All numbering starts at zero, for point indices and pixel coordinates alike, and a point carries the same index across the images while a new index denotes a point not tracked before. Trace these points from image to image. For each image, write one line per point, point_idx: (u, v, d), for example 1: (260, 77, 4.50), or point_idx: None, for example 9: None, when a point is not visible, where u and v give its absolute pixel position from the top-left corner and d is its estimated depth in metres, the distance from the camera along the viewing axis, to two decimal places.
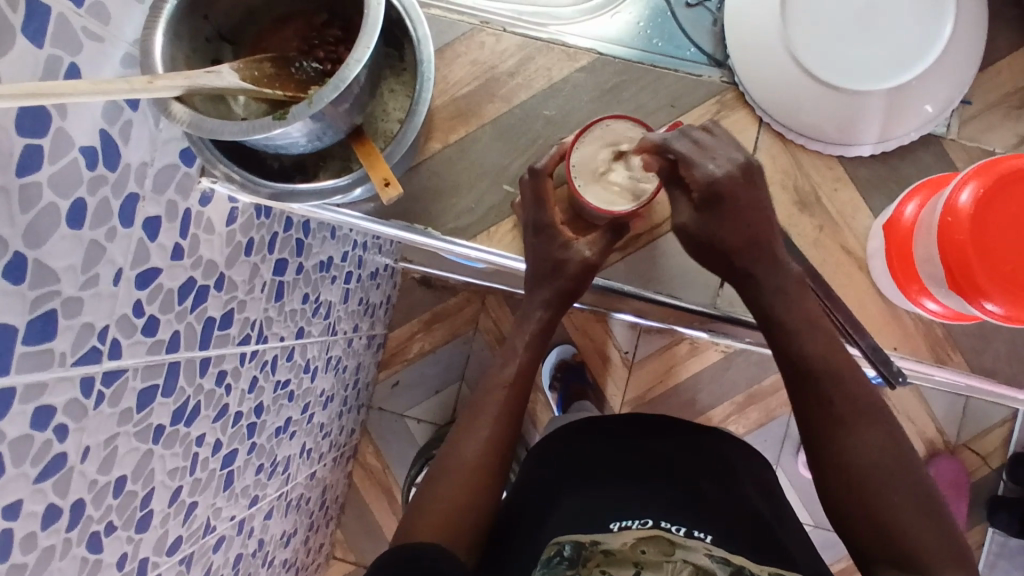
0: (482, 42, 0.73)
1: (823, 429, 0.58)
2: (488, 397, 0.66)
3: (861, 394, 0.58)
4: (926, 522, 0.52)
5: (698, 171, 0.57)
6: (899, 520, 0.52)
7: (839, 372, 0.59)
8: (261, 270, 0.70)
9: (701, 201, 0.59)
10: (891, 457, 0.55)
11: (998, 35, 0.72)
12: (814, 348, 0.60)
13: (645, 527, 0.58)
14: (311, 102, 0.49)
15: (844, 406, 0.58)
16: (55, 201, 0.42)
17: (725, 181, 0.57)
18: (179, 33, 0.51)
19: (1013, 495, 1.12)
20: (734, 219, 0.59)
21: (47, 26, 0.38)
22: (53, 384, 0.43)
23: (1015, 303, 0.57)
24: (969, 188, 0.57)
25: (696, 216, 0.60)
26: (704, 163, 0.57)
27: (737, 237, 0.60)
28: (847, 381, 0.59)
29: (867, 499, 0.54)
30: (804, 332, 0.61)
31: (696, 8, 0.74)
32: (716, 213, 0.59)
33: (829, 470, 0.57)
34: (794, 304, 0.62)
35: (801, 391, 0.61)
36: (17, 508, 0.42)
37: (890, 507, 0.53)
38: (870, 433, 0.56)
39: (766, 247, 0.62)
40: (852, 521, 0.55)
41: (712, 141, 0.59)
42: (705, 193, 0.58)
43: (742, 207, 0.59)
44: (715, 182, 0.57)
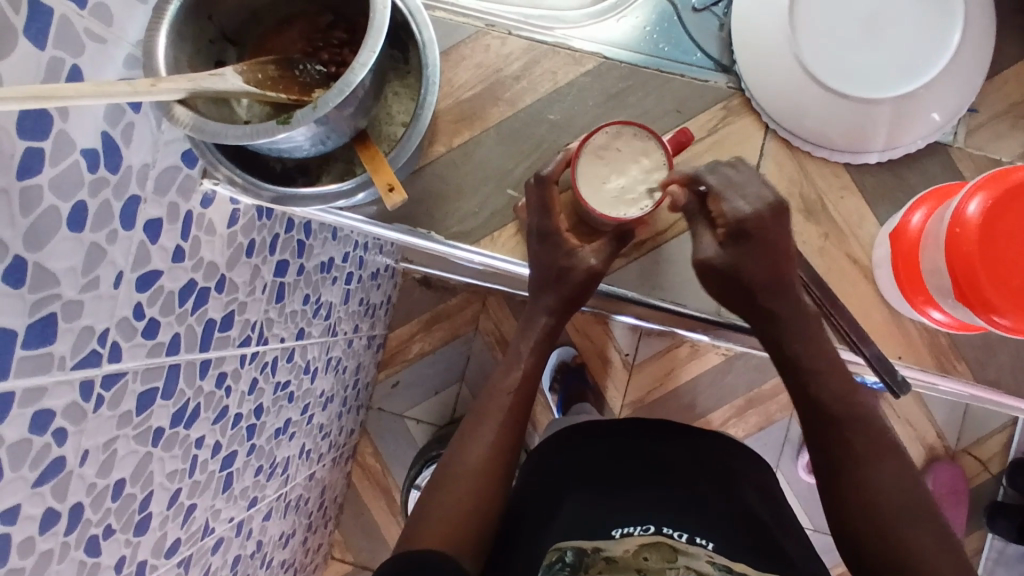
0: (487, 45, 0.72)
1: (836, 455, 0.60)
2: (494, 402, 0.66)
3: (874, 426, 0.60)
4: (937, 542, 0.53)
5: (726, 206, 0.59)
6: (911, 540, 0.53)
7: (854, 407, 0.61)
8: (262, 271, 0.70)
9: (727, 236, 0.61)
10: (906, 484, 0.57)
11: (1006, 43, 0.71)
12: (831, 385, 0.62)
13: (647, 533, 0.59)
14: (316, 106, 0.49)
15: (861, 438, 0.59)
16: (56, 204, 0.41)
17: (755, 219, 0.59)
18: (182, 34, 0.50)
19: (1012, 501, 1.12)
20: (764, 254, 0.60)
21: (50, 27, 0.37)
22: (52, 387, 0.43)
23: (1021, 315, 0.57)
24: (977, 199, 0.57)
25: (722, 251, 0.61)
26: (733, 198, 0.60)
27: (763, 271, 0.61)
28: (863, 414, 0.61)
29: (882, 519, 0.55)
30: (822, 363, 0.62)
31: (703, 13, 0.74)
32: (742, 248, 0.60)
33: (841, 493, 0.58)
34: (813, 337, 0.63)
35: (816, 424, 0.62)
36: (15, 512, 0.42)
37: (899, 526, 0.54)
38: (887, 462, 0.58)
39: (787, 285, 0.62)
40: (862, 538, 0.55)
41: (740, 177, 0.61)
42: (733, 229, 0.60)
43: (770, 243, 0.60)
44: (743, 218, 0.59)
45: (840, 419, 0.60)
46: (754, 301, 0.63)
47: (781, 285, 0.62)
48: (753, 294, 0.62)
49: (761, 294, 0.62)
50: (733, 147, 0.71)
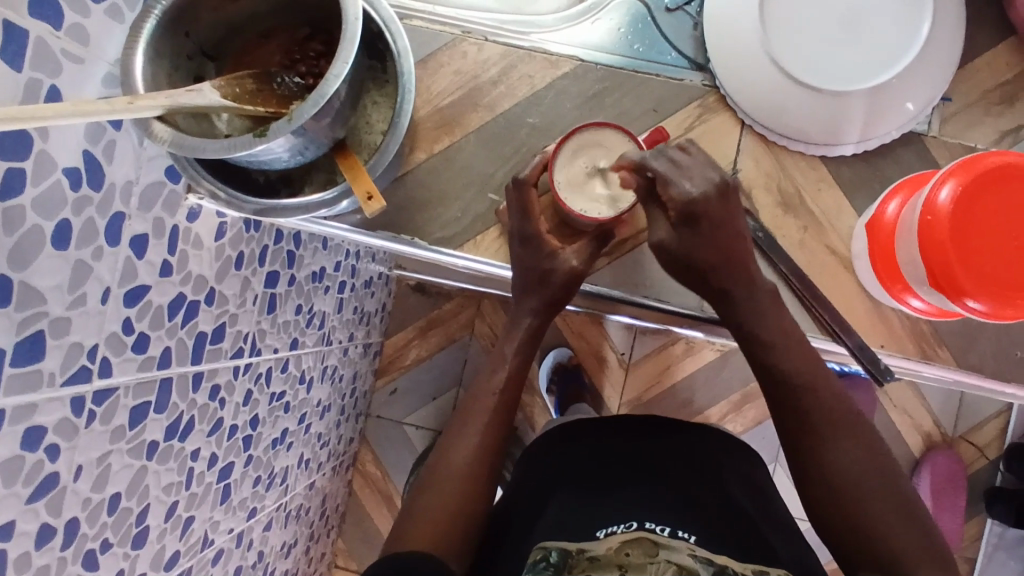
0: (464, 52, 0.73)
1: (800, 438, 0.60)
2: (479, 403, 0.67)
3: (836, 404, 0.60)
4: (902, 525, 0.53)
5: (675, 191, 0.57)
6: (875, 525, 0.54)
7: (816, 389, 0.61)
8: (252, 282, 0.71)
9: (678, 219, 0.59)
10: (870, 464, 0.57)
11: (977, 31, 0.72)
12: (792, 366, 0.62)
13: (630, 529, 0.59)
14: (291, 118, 0.49)
15: (822, 419, 0.59)
16: (39, 222, 0.42)
17: (702, 201, 0.57)
18: (160, 52, 0.51)
19: (1011, 486, 1.12)
20: (714, 237, 0.60)
21: (27, 49, 0.38)
22: (43, 403, 0.44)
23: (997, 300, 0.57)
24: (948, 185, 0.57)
25: (673, 234, 0.60)
26: (680, 181, 0.57)
27: (711, 251, 0.60)
28: (826, 393, 0.61)
29: (849, 507, 0.55)
30: (782, 343, 0.63)
31: (678, 12, 0.74)
32: (691, 230, 0.59)
33: (811, 479, 0.59)
34: (772, 318, 0.63)
35: (782, 405, 0.62)
36: (10, 527, 0.42)
37: (863, 511, 0.55)
38: (849, 442, 0.58)
39: (738, 263, 0.62)
40: (834, 526, 0.56)
41: (687, 161, 0.59)
42: (683, 212, 0.58)
43: (717, 224, 0.59)
44: (692, 202, 0.57)
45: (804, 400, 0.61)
46: (704, 280, 0.63)
47: (731, 262, 0.62)
48: (705, 273, 0.62)
49: (711, 272, 0.62)
50: (711, 144, 0.72)
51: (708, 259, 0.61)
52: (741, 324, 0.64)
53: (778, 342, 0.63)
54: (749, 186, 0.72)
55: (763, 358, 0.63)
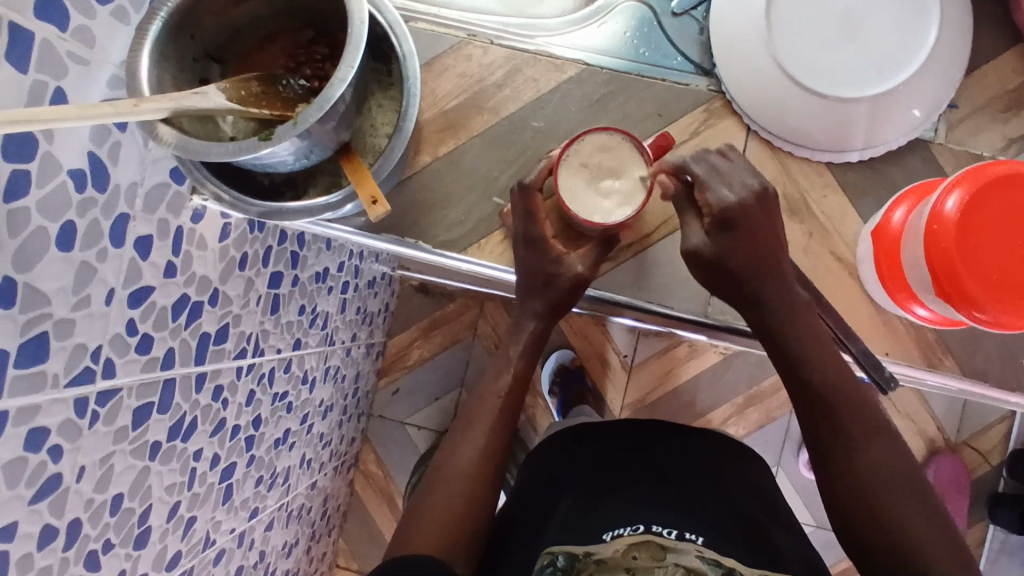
0: (469, 55, 0.73)
1: (829, 443, 0.60)
2: (484, 404, 0.67)
3: (866, 409, 0.60)
4: (931, 529, 0.52)
5: (712, 196, 0.61)
6: (904, 529, 0.52)
7: (848, 394, 0.60)
8: (256, 283, 0.71)
9: (713, 225, 0.62)
10: (901, 469, 0.56)
11: (985, 37, 0.72)
12: (823, 372, 0.61)
13: (636, 532, 0.59)
14: (296, 122, 0.50)
15: (855, 424, 0.59)
16: (44, 224, 0.42)
17: (738, 207, 0.60)
18: (166, 55, 0.51)
19: (1013, 492, 1.12)
20: (749, 242, 0.61)
21: (32, 52, 0.38)
22: (47, 405, 0.44)
23: (1001, 310, 0.57)
24: (955, 194, 0.57)
25: (708, 240, 0.62)
26: (718, 188, 0.61)
27: (748, 259, 0.62)
28: (858, 401, 0.60)
29: (878, 512, 0.54)
30: (807, 341, 0.62)
31: (683, 16, 0.74)
32: (728, 236, 0.61)
33: (840, 488, 0.57)
34: (803, 324, 0.63)
35: (810, 412, 0.61)
36: (12, 529, 0.42)
37: (891, 516, 0.53)
38: (881, 448, 0.57)
39: (774, 269, 0.63)
40: (859, 532, 0.55)
41: (726, 167, 0.62)
42: (719, 217, 0.61)
43: (755, 230, 0.61)
44: (729, 207, 0.60)
45: (830, 400, 0.60)
46: (739, 287, 0.63)
47: (767, 272, 0.63)
48: (737, 280, 0.63)
49: (747, 280, 0.62)
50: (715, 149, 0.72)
51: (746, 271, 0.62)
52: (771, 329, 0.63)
53: (811, 348, 0.62)
54: None
55: (788, 356, 0.63)
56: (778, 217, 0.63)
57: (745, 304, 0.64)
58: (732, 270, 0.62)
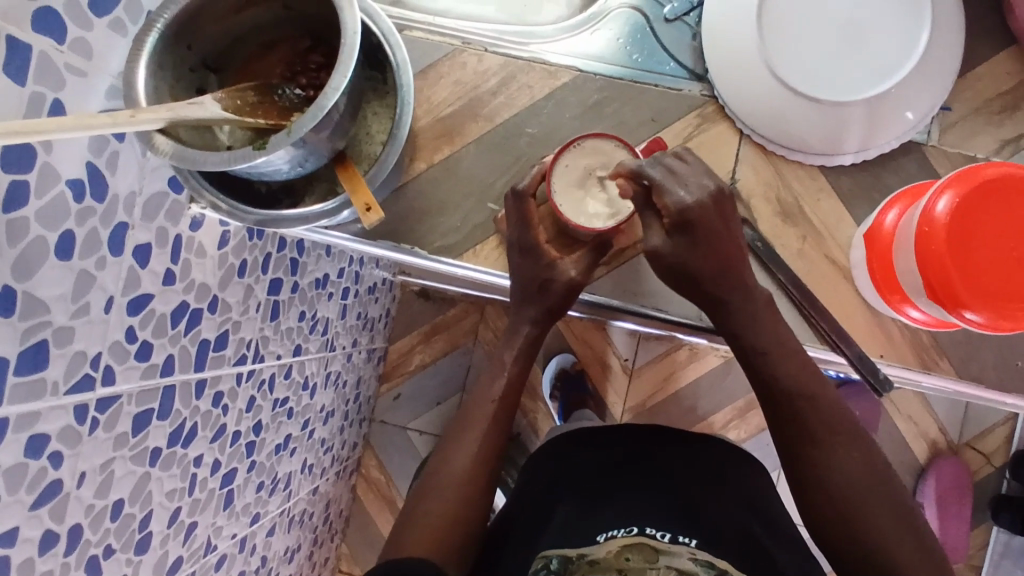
0: (464, 62, 0.74)
1: (798, 446, 0.61)
2: (478, 410, 0.67)
3: (832, 412, 0.61)
4: (898, 528, 0.55)
5: (668, 198, 0.58)
6: (873, 530, 0.55)
7: (814, 397, 0.61)
8: (255, 290, 0.71)
9: (673, 227, 0.59)
10: (870, 468, 0.58)
11: (978, 39, 0.72)
12: (789, 376, 0.62)
13: (630, 533, 0.63)
14: (291, 131, 0.50)
15: (821, 426, 0.60)
16: (43, 233, 0.43)
17: (696, 208, 0.58)
18: (163, 65, 0.52)
19: (1016, 494, 1.11)
20: (708, 245, 0.60)
21: (30, 64, 0.39)
22: (47, 411, 0.44)
23: (995, 311, 0.57)
24: (945, 197, 0.57)
25: (668, 241, 0.60)
26: (675, 189, 0.58)
27: (708, 262, 0.61)
28: (825, 403, 0.61)
29: (849, 514, 0.56)
30: (774, 348, 0.63)
31: (676, 23, 0.75)
32: (687, 238, 0.59)
33: (811, 491, 0.59)
34: (767, 327, 0.63)
35: (778, 414, 0.63)
36: (13, 534, 0.43)
37: (860, 518, 0.56)
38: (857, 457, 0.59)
39: (733, 274, 0.62)
40: (830, 533, 0.57)
41: (684, 169, 0.60)
42: (677, 220, 0.58)
43: (712, 234, 0.60)
44: (687, 209, 0.58)
45: (800, 407, 0.61)
46: (704, 293, 0.63)
47: (728, 275, 0.62)
48: (699, 284, 0.62)
49: (708, 284, 0.62)
50: (709, 154, 0.72)
51: (714, 278, 0.62)
52: (739, 336, 0.64)
53: (775, 352, 0.63)
54: (748, 195, 0.72)
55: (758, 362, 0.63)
56: (735, 219, 0.61)
57: (713, 308, 0.64)
58: (693, 274, 0.62)
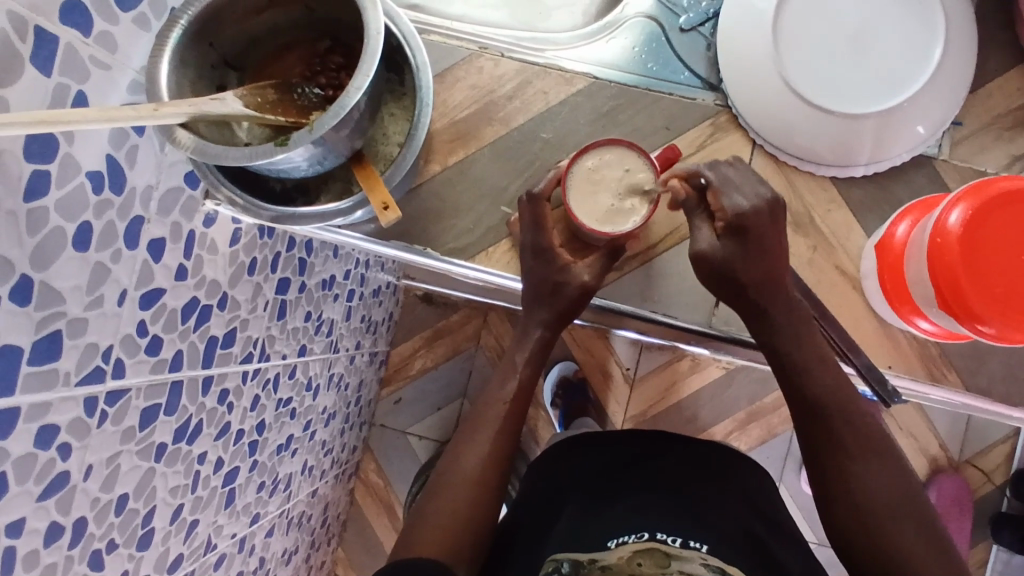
0: (480, 67, 0.75)
1: (826, 451, 0.61)
2: (488, 412, 0.67)
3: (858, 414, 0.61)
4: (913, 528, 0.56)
5: (726, 201, 0.61)
6: (897, 546, 0.55)
7: (842, 400, 0.62)
8: (264, 288, 0.71)
9: (726, 230, 0.62)
10: (888, 475, 0.58)
11: (989, 56, 0.73)
12: (827, 390, 0.62)
13: (641, 539, 0.59)
14: (312, 128, 0.51)
15: (848, 436, 0.60)
16: (61, 224, 0.43)
17: (752, 213, 0.60)
18: (185, 61, 0.52)
19: (1016, 512, 1.11)
20: (759, 251, 0.62)
21: (56, 55, 0.39)
22: (57, 403, 0.44)
23: (1005, 323, 0.58)
24: (958, 209, 0.58)
25: (718, 245, 0.62)
26: (732, 194, 0.61)
27: (757, 269, 0.62)
28: (854, 411, 0.61)
29: (870, 524, 0.57)
30: (801, 352, 0.63)
31: (691, 33, 0.76)
32: (737, 243, 0.61)
33: (835, 503, 0.59)
34: (795, 326, 0.64)
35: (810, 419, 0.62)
36: (20, 525, 0.43)
37: (891, 532, 0.56)
38: (876, 463, 0.59)
39: (778, 285, 0.63)
40: (854, 545, 0.57)
41: (738, 176, 0.63)
42: (732, 224, 0.61)
43: (765, 242, 0.62)
44: (743, 213, 0.60)
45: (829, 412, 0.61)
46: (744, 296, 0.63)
47: (770, 287, 0.63)
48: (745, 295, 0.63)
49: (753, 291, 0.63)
50: None
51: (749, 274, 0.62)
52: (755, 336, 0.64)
53: (811, 357, 0.63)
54: None
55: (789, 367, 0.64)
56: (784, 234, 0.63)
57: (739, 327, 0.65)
58: (744, 282, 0.62)
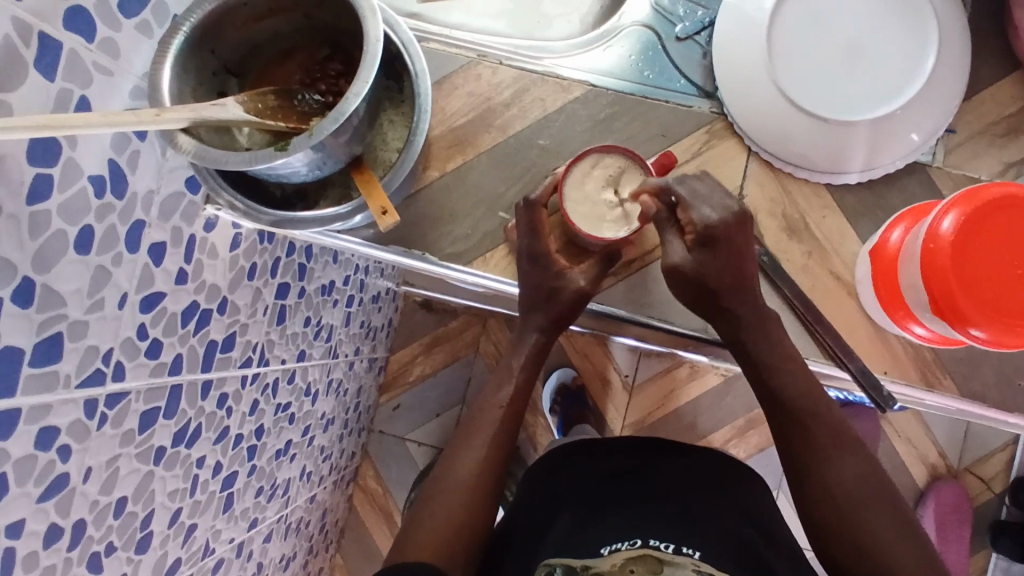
0: (478, 75, 0.75)
1: (804, 457, 0.63)
2: (485, 416, 0.67)
3: (833, 422, 0.64)
4: (896, 530, 0.57)
5: (694, 214, 0.61)
6: (877, 544, 0.56)
7: (812, 403, 0.64)
8: (264, 293, 0.72)
9: (696, 242, 0.62)
10: (869, 482, 0.60)
11: (983, 64, 0.74)
12: (792, 381, 0.65)
13: (634, 546, 0.61)
14: (312, 134, 0.51)
15: (824, 437, 0.63)
16: (63, 228, 0.43)
17: (721, 225, 0.61)
18: (186, 67, 0.53)
19: (1015, 520, 1.11)
20: (731, 259, 0.62)
21: (59, 61, 0.40)
22: (57, 406, 0.45)
23: (999, 328, 0.58)
24: (950, 215, 0.58)
25: (689, 257, 0.62)
26: (701, 206, 0.61)
27: (733, 275, 0.63)
28: (827, 417, 0.64)
29: (851, 521, 0.58)
30: (777, 355, 0.65)
31: (687, 41, 0.77)
32: (709, 253, 0.62)
33: (818, 511, 0.60)
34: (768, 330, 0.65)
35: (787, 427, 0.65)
36: (19, 526, 0.43)
37: (869, 531, 0.57)
38: (850, 460, 0.61)
39: (754, 287, 0.64)
40: (835, 544, 0.58)
41: (705, 188, 0.63)
42: (702, 235, 0.61)
43: (734, 249, 0.62)
44: (712, 226, 0.61)
45: (802, 416, 0.64)
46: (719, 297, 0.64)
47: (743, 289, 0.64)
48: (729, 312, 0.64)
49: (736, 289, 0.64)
50: (717, 169, 0.73)
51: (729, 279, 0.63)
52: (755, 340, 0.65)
53: (782, 370, 0.65)
54: (755, 211, 0.73)
55: (764, 370, 0.66)
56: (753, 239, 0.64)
57: (731, 332, 0.66)
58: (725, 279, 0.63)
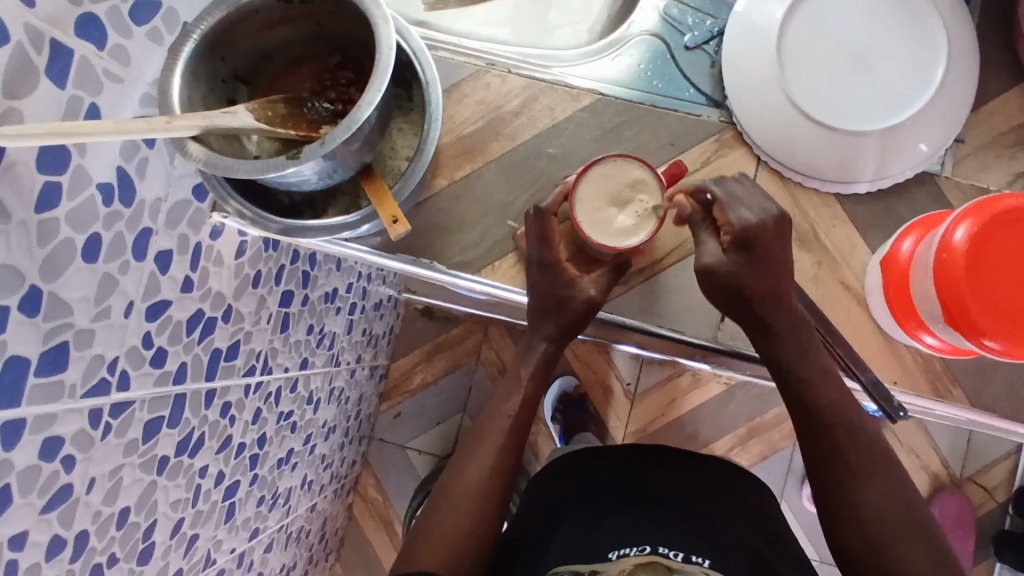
0: (487, 83, 0.75)
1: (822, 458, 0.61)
2: (494, 425, 0.67)
3: (857, 429, 0.61)
4: (915, 537, 0.55)
5: (733, 215, 0.61)
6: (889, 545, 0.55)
7: (839, 410, 0.62)
8: (268, 301, 0.71)
9: (733, 244, 0.62)
10: (890, 489, 0.58)
11: (991, 75, 0.74)
12: (810, 380, 0.63)
13: (643, 552, 0.61)
14: (324, 142, 0.51)
15: (845, 440, 0.61)
16: (71, 235, 0.43)
17: (760, 226, 0.60)
18: (197, 74, 0.53)
19: (1019, 530, 1.11)
20: (766, 269, 0.62)
21: (70, 68, 0.40)
22: (62, 415, 0.44)
23: (1012, 338, 0.58)
24: (963, 226, 0.58)
25: (725, 258, 0.62)
26: (740, 208, 0.61)
27: (762, 284, 0.62)
28: (850, 422, 0.62)
29: (866, 526, 0.56)
30: (797, 360, 0.64)
31: (696, 51, 0.77)
32: (745, 257, 0.61)
33: (832, 509, 0.59)
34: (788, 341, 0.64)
35: (806, 430, 0.63)
36: (22, 539, 0.42)
37: (880, 530, 0.56)
38: (868, 464, 0.59)
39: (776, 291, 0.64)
40: (848, 550, 0.57)
41: (745, 190, 0.62)
42: (738, 237, 0.61)
43: (771, 254, 0.61)
44: (750, 227, 0.60)
45: (822, 419, 0.62)
46: (748, 308, 0.63)
47: (763, 291, 0.63)
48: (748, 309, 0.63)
49: (756, 302, 0.63)
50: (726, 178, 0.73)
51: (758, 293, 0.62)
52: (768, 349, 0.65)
53: (802, 376, 0.63)
54: None
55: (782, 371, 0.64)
56: (790, 246, 0.64)
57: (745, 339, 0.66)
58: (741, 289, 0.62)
